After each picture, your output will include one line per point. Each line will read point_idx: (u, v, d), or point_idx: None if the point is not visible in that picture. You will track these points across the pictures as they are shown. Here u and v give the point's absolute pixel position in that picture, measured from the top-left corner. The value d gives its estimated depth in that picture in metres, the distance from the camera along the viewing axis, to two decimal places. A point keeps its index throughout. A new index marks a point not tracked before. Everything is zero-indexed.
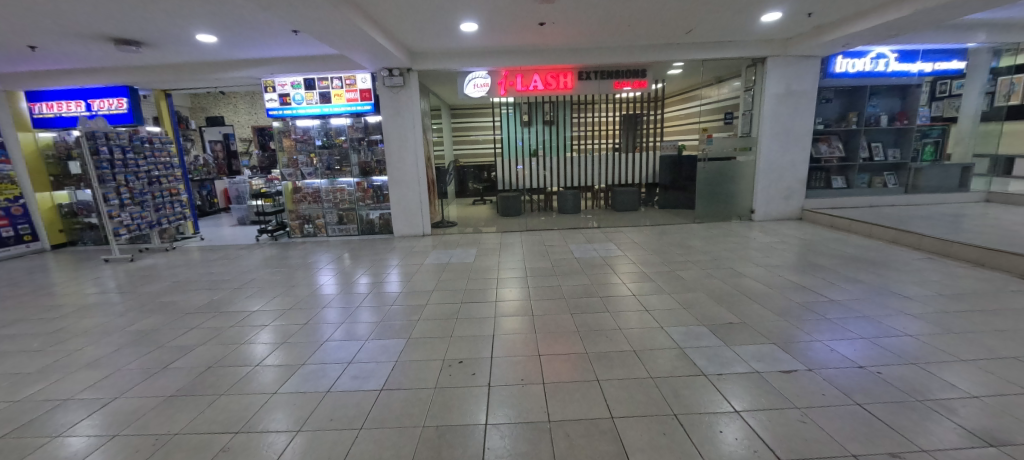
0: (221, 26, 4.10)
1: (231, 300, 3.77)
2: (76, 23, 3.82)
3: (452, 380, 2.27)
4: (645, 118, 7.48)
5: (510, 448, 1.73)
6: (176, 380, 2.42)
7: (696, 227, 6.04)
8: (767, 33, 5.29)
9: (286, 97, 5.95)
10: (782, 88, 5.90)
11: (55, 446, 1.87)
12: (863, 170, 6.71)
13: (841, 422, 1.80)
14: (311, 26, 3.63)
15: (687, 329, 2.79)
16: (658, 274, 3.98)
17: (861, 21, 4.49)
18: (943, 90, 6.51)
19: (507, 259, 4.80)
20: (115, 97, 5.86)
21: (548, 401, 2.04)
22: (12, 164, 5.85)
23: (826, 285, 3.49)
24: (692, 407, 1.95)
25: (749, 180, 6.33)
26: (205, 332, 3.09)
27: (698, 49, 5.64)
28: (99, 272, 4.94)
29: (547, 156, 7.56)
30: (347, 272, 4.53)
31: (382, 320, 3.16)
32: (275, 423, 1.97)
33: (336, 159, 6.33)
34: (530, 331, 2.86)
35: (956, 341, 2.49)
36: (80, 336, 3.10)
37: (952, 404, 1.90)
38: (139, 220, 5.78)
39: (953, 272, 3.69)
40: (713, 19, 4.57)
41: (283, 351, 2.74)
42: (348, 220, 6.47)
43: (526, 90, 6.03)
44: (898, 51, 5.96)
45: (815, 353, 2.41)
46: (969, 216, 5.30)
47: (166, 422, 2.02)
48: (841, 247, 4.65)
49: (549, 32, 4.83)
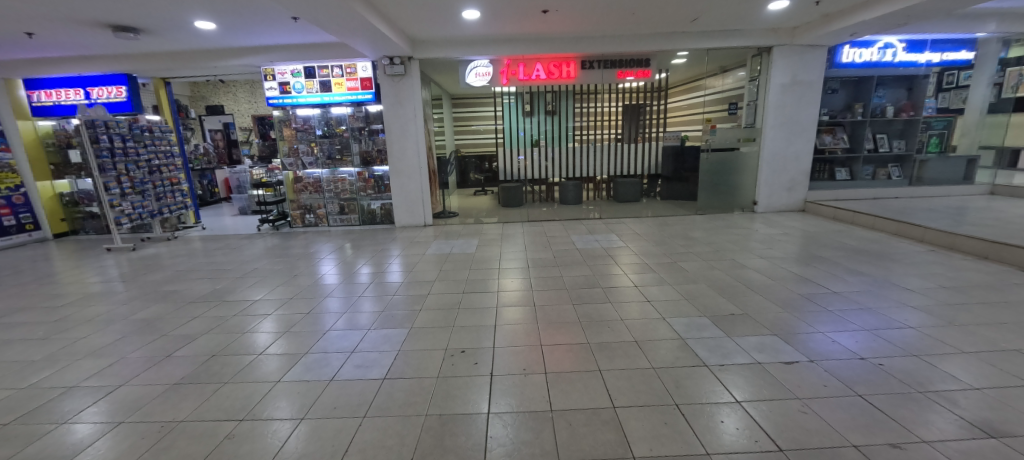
0: (220, 13, 4.05)
1: (233, 289, 3.79)
2: (73, 10, 3.78)
3: (455, 370, 2.28)
4: (647, 108, 7.39)
5: (512, 437, 1.74)
6: (181, 368, 2.44)
7: (698, 219, 6.01)
8: (774, 22, 5.21)
9: (285, 85, 5.88)
10: (787, 78, 5.84)
11: (62, 433, 1.89)
12: (868, 161, 6.69)
13: (843, 413, 1.81)
14: (311, 14, 3.59)
15: (689, 320, 2.78)
16: (659, 265, 3.98)
17: (869, 11, 4.41)
18: (949, 82, 6.46)
19: (508, 249, 4.79)
20: (114, 85, 5.80)
21: (549, 391, 2.06)
22: (12, 152, 5.83)
23: (827, 277, 3.48)
24: (694, 398, 1.96)
25: (751, 171, 6.31)
26: (208, 321, 3.11)
27: (702, 39, 5.57)
28: (102, 261, 4.96)
29: (549, 147, 7.50)
30: (348, 262, 4.54)
31: (384, 310, 3.17)
32: (279, 411, 1.99)
33: (336, 149, 6.29)
34: (532, 321, 2.86)
35: (958, 332, 2.50)
36: (84, 325, 3.12)
37: (953, 396, 1.91)
38: (140, 209, 5.78)
39: (955, 265, 3.68)
40: (718, 8, 4.49)
41: (286, 340, 2.75)
42: (348, 210, 6.45)
43: (528, 80, 5.98)
44: (905, 41, 5.91)
45: (817, 345, 2.41)
46: (973, 208, 5.27)
47: (171, 410, 2.04)
48: (843, 239, 4.65)
49: (553, 20, 4.76)
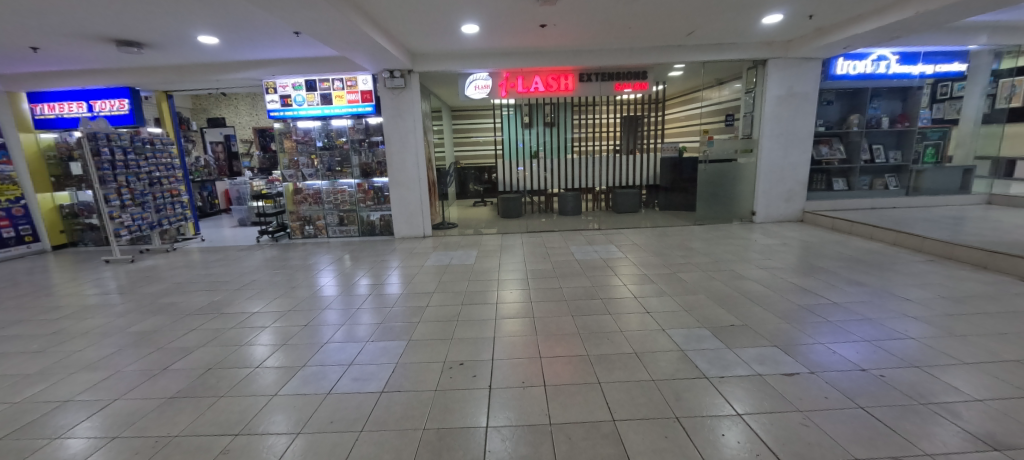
0: (223, 27, 4.11)
1: (232, 301, 3.77)
2: (79, 25, 3.84)
3: (453, 383, 2.26)
4: (645, 120, 7.40)
5: (511, 451, 1.72)
6: (176, 382, 2.42)
7: (697, 229, 6.03)
8: (768, 35, 5.29)
9: (286, 98, 5.96)
10: (783, 90, 5.91)
11: (54, 448, 1.86)
12: (864, 172, 6.74)
13: (844, 425, 1.79)
14: (313, 28, 3.64)
15: (689, 332, 2.77)
16: (659, 276, 3.97)
17: (862, 24, 4.49)
18: (943, 93, 6.50)
19: (507, 260, 4.79)
20: (116, 98, 5.86)
21: (548, 404, 2.04)
22: (14, 164, 5.85)
23: (827, 288, 3.47)
24: (694, 410, 1.94)
25: (749, 181, 6.36)
26: (205, 334, 3.08)
27: (699, 52, 5.64)
28: (99, 273, 4.94)
29: (548, 158, 7.53)
30: (347, 273, 4.53)
31: (382, 322, 3.15)
32: (275, 425, 1.97)
33: (337, 161, 6.34)
34: (531, 333, 2.85)
35: (958, 343, 2.49)
36: (80, 337, 3.10)
37: (955, 408, 1.89)
38: (140, 221, 5.78)
39: (954, 275, 3.67)
40: (714, 21, 4.56)
41: (283, 352, 2.74)
42: (348, 221, 6.47)
43: (526, 92, 6.05)
44: (899, 53, 6.01)
45: (817, 356, 2.40)
46: (971, 218, 5.29)
47: (166, 424, 2.01)
48: (842, 249, 4.64)
49: (551, 34, 4.83)
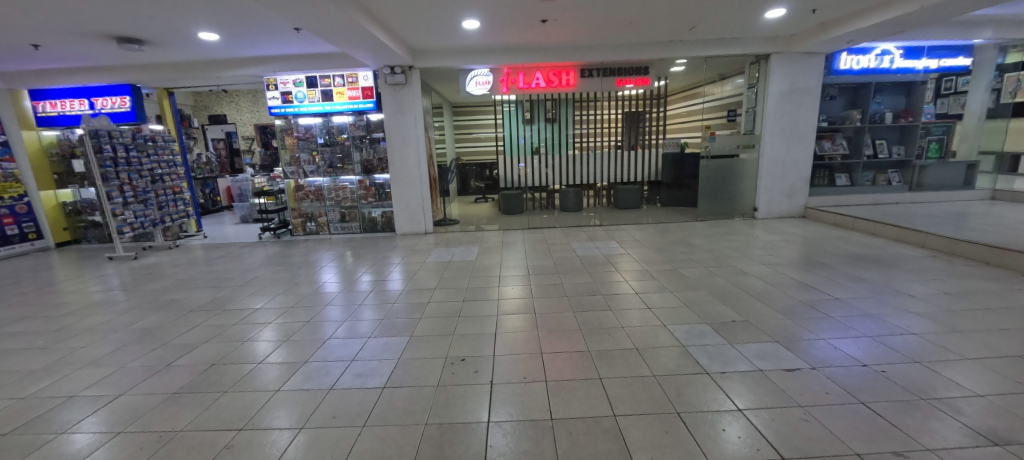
0: (223, 24, 4.10)
1: (234, 297, 3.79)
2: (79, 22, 3.83)
3: (455, 378, 2.28)
4: (646, 115, 7.37)
5: (512, 446, 1.73)
6: (179, 377, 2.43)
7: (698, 225, 6.02)
8: (771, 30, 5.25)
9: (288, 95, 5.95)
10: (786, 86, 5.87)
11: (60, 443, 1.88)
12: (867, 167, 6.68)
13: (846, 421, 1.79)
14: (313, 24, 3.62)
15: (690, 327, 2.77)
16: (660, 272, 3.97)
17: (866, 18, 4.45)
18: (948, 87, 6.42)
19: (509, 257, 4.79)
20: (118, 95, 5.87)
21: (549, 399, 2.04)
22: (17, 162, 5.89)
23: (829, 284, 3.46)
24: (696, 406, 1.94)
25: (751, 177, 6.32)
26: (208, 330, 3.10)
27: (701, 47, 5.61)
28: (102, 270, 4.97)
29: (549, 154, 7.50)
30: (349, 270, 4.54)
31: (384, 318, 3.17)
32: (278, 420, 1.98)
33: (338, 157, 6.33)
34: (532, 329, 2.85)
35: (959, 339, 2.48)
36: (84, 334, 3.12)
37: (956, 403, 1.89)
38: (143, 218, 5.82)
39: (957, 271, 3.66)
40: (716, 16, 4.53)
41: (286, 348, 2.75)
42: (349, 218, 6.48)
43: (527, 88, 6.02)
44: (903, 48, 5.95)
45: (819, 352, 2.40)
46: (974, 214, 5.26)
47: (169, 420, 2.03)
48: (844, 245, 4.63)
49: (552, 29, 4.80)
